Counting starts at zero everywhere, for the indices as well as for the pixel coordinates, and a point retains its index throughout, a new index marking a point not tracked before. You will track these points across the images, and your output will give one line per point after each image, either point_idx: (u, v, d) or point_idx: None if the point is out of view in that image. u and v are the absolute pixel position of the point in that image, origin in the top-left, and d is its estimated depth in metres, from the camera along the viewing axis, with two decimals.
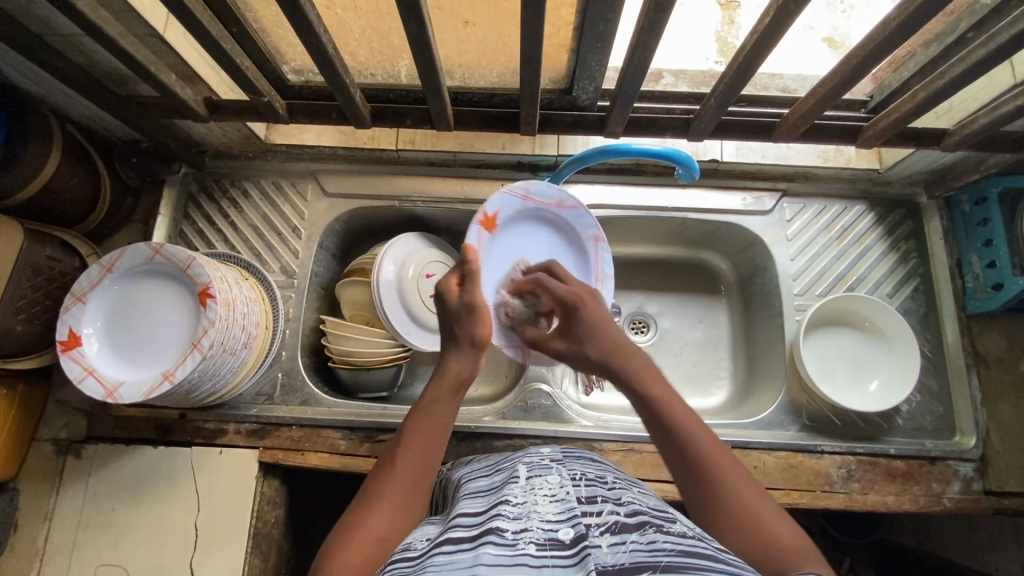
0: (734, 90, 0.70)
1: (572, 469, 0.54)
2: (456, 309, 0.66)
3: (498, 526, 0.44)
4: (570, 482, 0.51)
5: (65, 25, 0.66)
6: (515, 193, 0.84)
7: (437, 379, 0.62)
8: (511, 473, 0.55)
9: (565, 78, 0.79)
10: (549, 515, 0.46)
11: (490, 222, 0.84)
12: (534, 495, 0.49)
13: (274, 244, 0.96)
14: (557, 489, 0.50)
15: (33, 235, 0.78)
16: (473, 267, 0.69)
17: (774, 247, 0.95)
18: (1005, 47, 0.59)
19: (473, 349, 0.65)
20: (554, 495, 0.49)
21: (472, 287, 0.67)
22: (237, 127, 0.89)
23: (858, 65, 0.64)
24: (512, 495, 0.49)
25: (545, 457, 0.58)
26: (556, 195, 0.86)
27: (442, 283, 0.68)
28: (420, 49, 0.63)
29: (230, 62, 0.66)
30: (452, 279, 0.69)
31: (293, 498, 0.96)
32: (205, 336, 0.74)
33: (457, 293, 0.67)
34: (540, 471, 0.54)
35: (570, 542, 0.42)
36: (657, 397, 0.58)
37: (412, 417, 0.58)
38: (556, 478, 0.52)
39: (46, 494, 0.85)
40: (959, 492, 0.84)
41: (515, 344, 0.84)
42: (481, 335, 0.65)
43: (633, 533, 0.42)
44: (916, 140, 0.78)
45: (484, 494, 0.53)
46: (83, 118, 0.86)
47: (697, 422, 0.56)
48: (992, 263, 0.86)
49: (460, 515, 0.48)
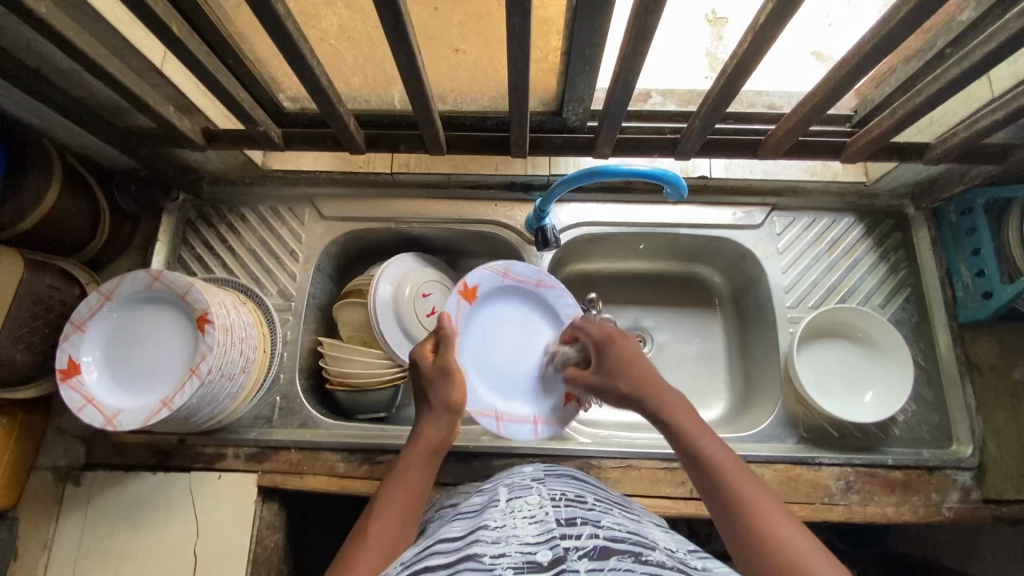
0: (719, 108, 0.72)
1: (552, 489, 0.56)
2: (432, 373, 0.70)
3: (476, 552, 0.45)
4: (550, 503, 0.52)
5: (65, 60, 0.68)
6: (495, 270, 0.88)
7: (410, 448, 0.65)
8: (493, 495, 0.56)
9: (554, 101, 0.81)
10: (528, 538, 0.46)
11: (470, 292, 0.87)
12: (513, 518, 0.50)
13: (271, 267, 0.97)
14: (537, 511, 0.51)
15: (33, 264, 0.79)
16: (448, 333, 0.72)
17: (766, 261, 0.96)
18: (979, 63, 0.61)
19: (447, 414, 0.69)
20: (533, 517, 0.50)
21: (446, 351, 0.71)
22: (234, 154, 0.91)
23: (838, 83, 0.66)
24: (491, 520, 0.50)
25: (526, 477, 0.60)
26: (535, 275, 0.90)
27: (419, 347, 0.73)
28: (411, 77, 0.65)
29: (226, 93, 0.68)
30: (427, 346, 0.74)
31: (293, 522, 0.95)
32: (203, 362, 0.75)
33: (431, 359, 0.72)
34: (520, 492, 0.56)
35: (547, 564, 0.42)
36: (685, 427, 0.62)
37: (389, 483, 0.62)
38: (535, 499, 0.54)
39: (46, 523, 0.85)
40: (959, 501, 0.84)
41: (490, 411, 0.83)
42: (455, 398, 0.69)
43: (611, 559, 0.43)
44: (899, 154, 0.80)
45: (464, 518, 0.53)
46: (83, 148, 0.88)
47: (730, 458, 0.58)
48: (980, 272, 0.88)
49: (438, 539, 0.49)
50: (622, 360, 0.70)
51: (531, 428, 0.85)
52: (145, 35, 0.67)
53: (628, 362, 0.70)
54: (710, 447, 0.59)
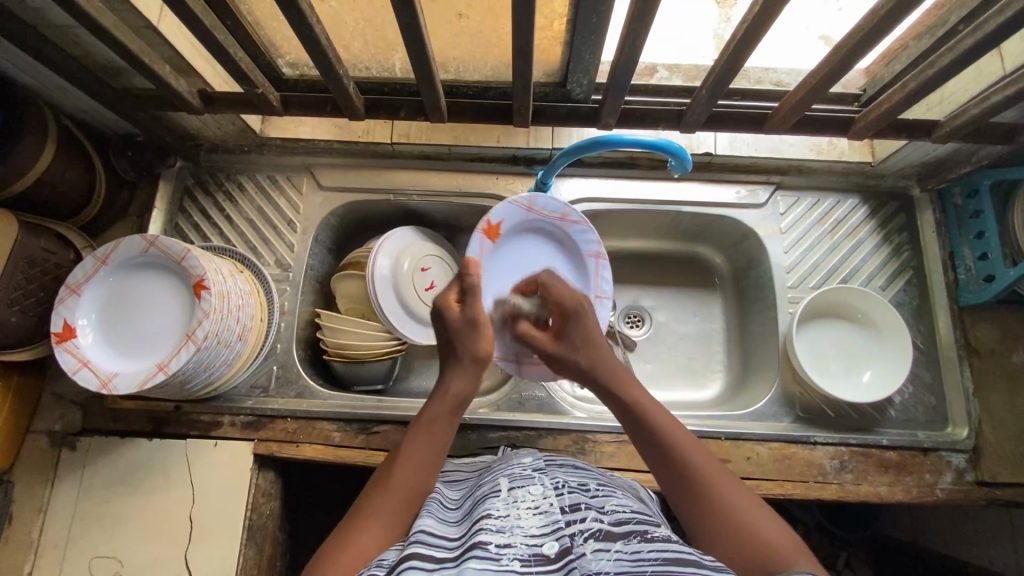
0: (725, 79, 0.70)
1: (554, 477, 0.56)
2: (459, 325, 0.69)
3: (483, 539, 0.45)
4: (553, 492, 0.53)
5: (60, 16, 0.66)
6: (519, 204, 0.88)
7: (435, 399, 0.65)
8: (493, 485, 0.56)
9: (558, 71, 0.79)
10: (532, 528, 0.48)
11: (492, 231, 0.87)
12: (517, 507, 0.51)
13: (269, 237, 0.96)
14: (541, 500, 0.51)
15: (27, 227, 0.78)
16: (473, 281, 0.72)
17: (768, 240, 0.95)
18: (993, 35, 0.60)
19: (472, 364, 0.68)
20: (537, 507, 0.51)
21: (473, 301, 0.71)
22: (232, 120, 0.89)
23: (848, 54, 0.65)
24: (494, 508, 0.50)
25: (528, 467, 0.59)
26: (560, 208, 0.88)
27: (440, 296, 0.72)
28: (413, 40, 0.63)
29: (224, 53, 0.66)
30: (451, 294, 0.73)
31: (289, 491, 0.95)
32: (199, 327, 0.74)
33: (456, 309, 0.71)
34: (522, 481, 0.55)
35: (555, 556, 0.44)
36: (644, 407, 0.62)
37: (413, 431, 0.62)
38: (538, 488, 0.54)
39: (41, 486, 0.85)
40: (951, 482, 0.84)
41: (512, 354, 0.86)
42: (481, 351, 0.68)
43: (617, 542, 0.45)
44: (907, 132, 0.78)
45: (466, 512, 0.53)
46: (78, 111, 0.86)
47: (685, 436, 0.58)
48: (984, 255, 0.87)
49: (444, 535, 0.49)
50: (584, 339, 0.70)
51: (550, 369, 0.87)
52: None
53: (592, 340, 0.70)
54: (670, 428, 0.59)
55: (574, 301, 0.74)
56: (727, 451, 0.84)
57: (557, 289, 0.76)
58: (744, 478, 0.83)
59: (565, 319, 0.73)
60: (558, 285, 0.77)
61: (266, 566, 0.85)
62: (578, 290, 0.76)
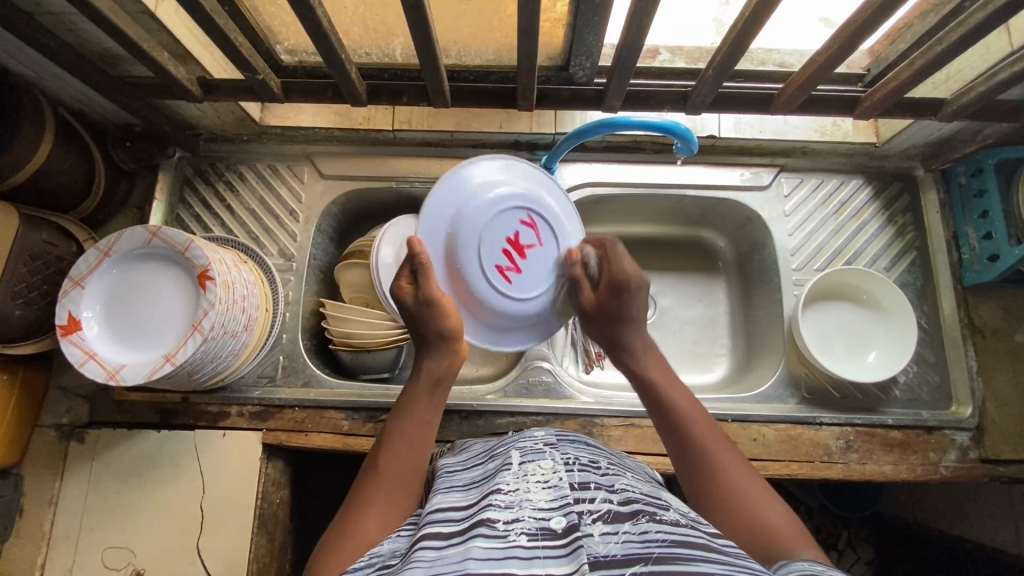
0: (731, 61, 0.70)
1: (565, 454, 0.56)
2: (415, 308, 0.67)
3: (490, 517, 0.46)
4: (563, 467, 0.53)
5: (55, 2, 0.64)
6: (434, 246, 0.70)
7: (415, 381, 0.67)
8: (505, 460, 0.57)
9: (561, 55, 0.79)
10: (542, 504, 0.48)
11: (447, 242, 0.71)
12: (527, 482, 0.51)
13: (272, 227, 0.95)
14: (550, 476, 0.52)
15: (28, 219, 0.78)
16: (423, 261, 0.66)
17: (773, 223, 0.95)
18: (1004, 9, 0.59)
19: (438, 344, 0.67)
20: (547, 483, 0.51)
21: (426, 282, 0.67)
22: (232, 109, 0.88)
23: (855, 32, 0.64)
24: (505, 483, 0.51)
25: (539, 441, 0.60)
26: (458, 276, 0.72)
27: (396, 287, 0.68)
28: (416, 22, 0.62)
29: (223, 37, 0.65)
30: (403, 277, 0.69)
31: (299, 480, 0.96)
32: (205, 318, 0.74)
33: (411, 292, 0.68)
34: (533, 456, 0.56)
35: (561, 532, 0.44)
36: (664, 387, 0.66)
37: (395, 418, 0.64)
38: (548, 464, 0.54)
39: (51, 479, 0.85)
40: (956, 460, 0.85)
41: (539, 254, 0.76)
42: (448, 328, 0.67)
43: (625, 523, 0.45)
44: (914, 111, 0.78)
45: (475, 484, 0.55)
46: (76, 102, 0.85)
47: (704, 419, 0.62)
48: (988, 235, 0.87)
49: (452, 506, 0.50)
50: (626, 314, 0.71)
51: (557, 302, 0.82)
52: None
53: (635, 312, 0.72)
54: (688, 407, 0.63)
55: (635, 278, 0.71)
56: (734, 432, 0.85)
57: (618, 261, 0.72)
58: (751, 459, 0.84)
59: (620, 293, 0.71)
60: (620, 255, 0.72)
61: (278, 554, 0.86)
62: (638, 264, 0.73)
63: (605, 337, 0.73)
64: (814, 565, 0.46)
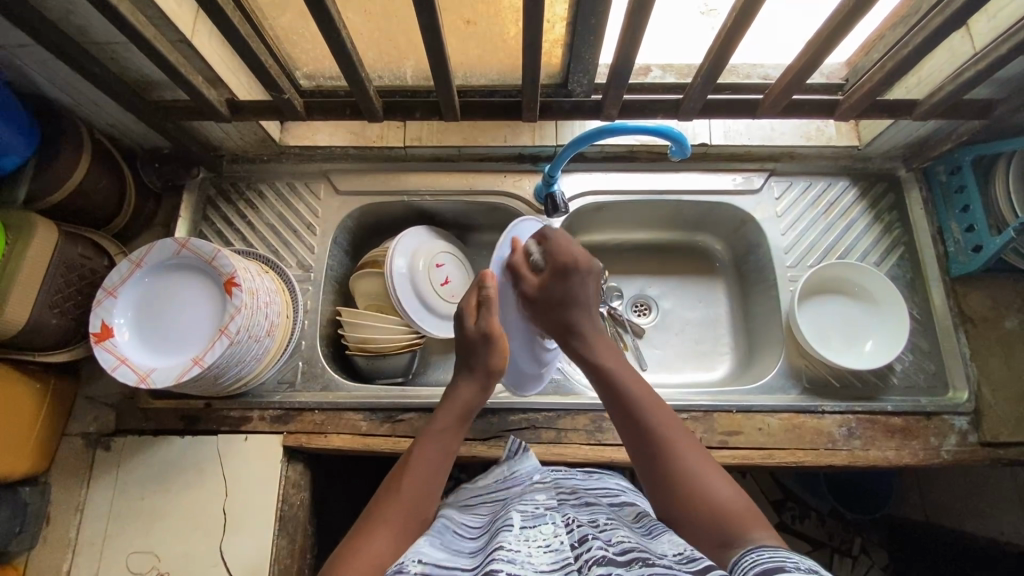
0: (715, 74, 0.77)
1: (564, 515, 0.60)
2: (474, 336, 0.76)
3: (495, 568, 0.49)
4: (563, 530, 0.56)
5: (102, 32, 0.71)
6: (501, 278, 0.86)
7: (447, 408, 0.72)
8: (506, 522, 0.60)
9: (560, 72, 0.86)
10: (542, 564, 0.51)
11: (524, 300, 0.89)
12: (528, 544, 0.54)
13: (290, 240, 1.00)
14: (551, 539, 0.55)
15: (66, 234, 0.82)
16: (490, 293, 0.78)
17: (766, 224, 1.00)
18: (961, 12, 0.65)
19: (485, 375, 0.75)
20: (548, 545, 0.54)
21: (488, 315, 0.77)
22: (254, 130, 0.95)
23: (829, 39, 0.70)
24: (507, 542, 0.54)
25: (540, 505, 0.63)
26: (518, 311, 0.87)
27: (463, 313, 0.78)
28: (431, 41, 0.68)
29: (254, 59, 0.71)
30: (471, 300, 0.79)
31: (318, 487, 0.98)
32: (232, 322, 0.78)
33: (473, 321, 0.77)
34: (533, 521, 0.59)
35: None
36: (604, 362, 0.73)
37: (422, 441, 0.68)
38: (549, 528, 0.57)
39: (78, 486, 0.87)
40: (956, 444, 0.87)
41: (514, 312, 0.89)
42: (495, 364, 0.75)
43: (620, 567, 0.48)
44: (890, 112, 0.84)
45: (480, 548, 0.57)
46: (110, 127, 0.91)
47: (645, 397, 0.68)
48: (970, 228, 0.91)
49: (458, 566, 0.53)
50: (573, 299, 0.78)
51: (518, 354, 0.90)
52: (178, 6, 0.70)
53: (584, 298, 0.78)
54: (628, 383, 0.69)
55: (578, 260, 0.78)
56: (739, 423, 0.88)
57: (562, 248, 0.79)
58: (757, 449, 0.87)
59: (565, 277, 0.78)
60: (563, 243, 0.80)
61: (299, 557, 0.87)
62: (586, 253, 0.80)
63: (553, 322, 0.78)
64: (774, 553, 0.48)
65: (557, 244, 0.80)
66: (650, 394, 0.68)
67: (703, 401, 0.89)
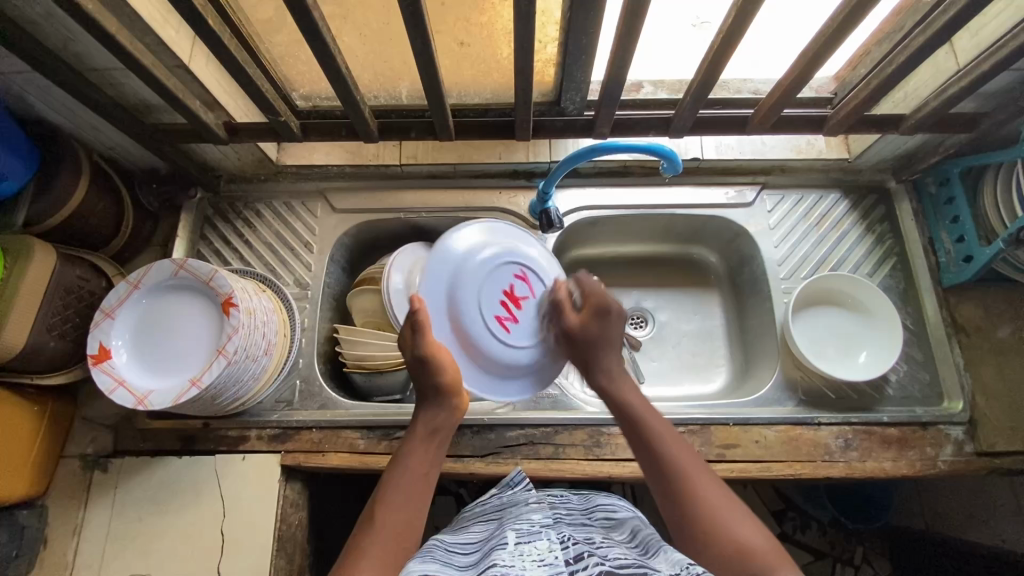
0: (703, 93, 0.79)
1: (560, 532, 0.59)
2: (413, 364, 0.73)
3: None
4: (558, 546, 0.55)
5: (100, 59, 0.72)
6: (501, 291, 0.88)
7: (413, 430, 0.71)
8: (500, 540, 0.59)
9: (553, 91, 0.87)
10: None
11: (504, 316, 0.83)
12: (522, 559, 0.53)
13: (288, 259, 1.01)
14: (545, 554, 0.54)
15: (64, 256, 0.83)
16: (421, 319, 0.73)
17: (759, 236, 1.01)
18: (943, 31, 0.67)
19: (436, 398, 0.73)
20: (542, 560, 0.53)
21: (420, 341, 0.73)
22: (251, 151, 0.96)
23: (815, 56, 0.72)
24: (501, 559, 0.53)
25: (535, 523, 0.62)
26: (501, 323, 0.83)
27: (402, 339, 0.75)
28: (425, 64, 0.69)
29: (251, 84, 0.72)
30: (407, 332, 0.75)
31: (317, 505, 0.97)
32: (230, 342, 0.79)
33: (411, 346, 0.74)
34: (528, 536, 0.58)
35: None
36: (633, 404, 0.70)
37: (394, 465, 0.67)
38: (544, 543, 0.56)
39: (75, 509, 0.87)
40: (953, 454, 0.87)
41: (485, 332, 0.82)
42: (443, 383, 0.72)
43: None
44: (877, 126, 0.85)
45: (473, 566, 0.56)
46: (109, 150, 0.92)
47: (670, 440, 0.65)
48: (960, 238, 0.92)
49: None
50: (606, 339, 0.76)
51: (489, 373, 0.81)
52: (177, 33, 0.72)
53: (612, 341, 0.76)
54: (656, 426, 0.66)
55: (615, 305, 0.77)
56: (736, 436, 0.88)
57: (598, 288, 0.78)
58: (755, 462, 0.87)
59: (602, 319, 0.76)
60: (600, 284, 0.79)
61: None
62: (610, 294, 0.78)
63: (579, 361, 0.77)
64: None
65: (589, 285, 0.79)
66: (677, 437, 0.65)
67: (700, 414, 0.90)
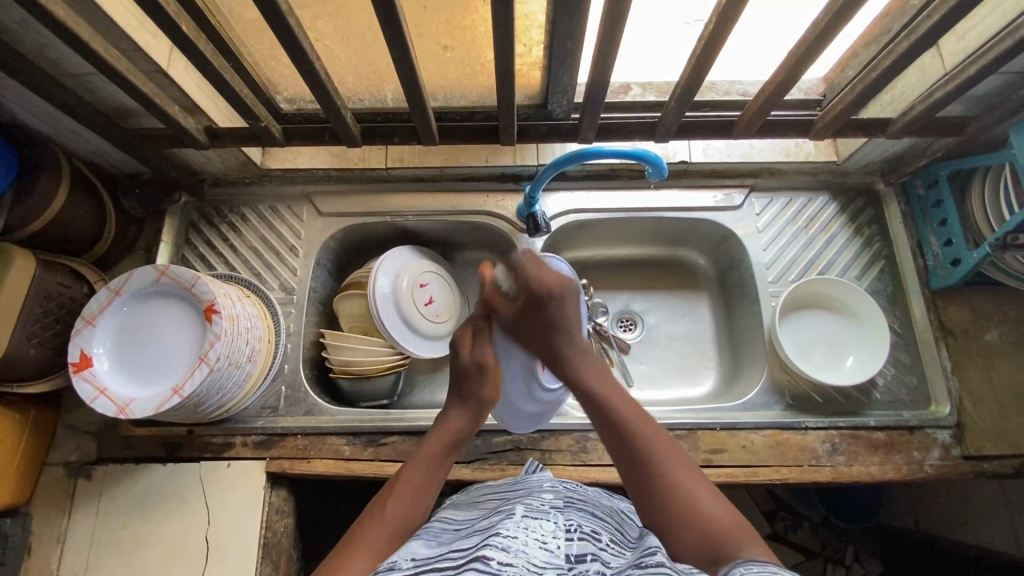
0: (687, 98, 0.78)
1: (569, 519, 0.57)
2: (469, 369, 0.73)
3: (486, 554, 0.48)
4: (563, 533, 0.54)
5: (76, 65, 0.71)
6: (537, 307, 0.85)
7: (435, 434, 0.70)
8: (509, 512, 0.58)
9: (539, 94, 0.86)
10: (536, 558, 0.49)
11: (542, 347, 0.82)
12: (526, 533, 0.52)
13: (273, 263, 1.00)
14: (548, 536, 0.53)
15: (45, 263, 0.82)
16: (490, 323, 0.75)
17: (747, 240, 1.00)
18: (927, 36, 0.66)
19: (477, 408, 0.73)
20: (544, 541, 0.52)
21: (483, 346, 0.75)
22: (234, 155, 0.95)
23: (800, 60, 0.71)
24: (504, 529, 0.53)
25: (547, 503, 0.61)
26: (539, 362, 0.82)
27: (458, 340, 0.76)
28: (404, 70, 0.69)
29: (229, 89, 0.71)
30: (466, 333, 0.77)
31: (304, 511, 0.97)
32: (211, 349, 0.78)
33: (467, 353, 0.75)
34: (537, 514, 0.57)
35: None
36: (594, 383, 0.68)
37: (409, 464, 0.66)
38: (550, 525, 0.55)
39: (59, 517, 0.87)
40: (939, 458, 0.87)
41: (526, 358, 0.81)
42: (487, 395, 0.73)
43: None
44: (864, 130, 0.85)
45: (478, 531, 0.56)
46: (90, 155, 0.91)
47: (635, 418, 0.64)
48: (949, 241, 0.92)
49: (451, 546, 0.53)
50: (562, 324, 0.72)
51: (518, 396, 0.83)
52: (154, 39, 0.71)
53: (568, 320, 0.73)
54: (619, 405, 0.65)
55: (556, 284, 0.74)
56: (723, 440, 0.88)
57: (530, 271, 0.74)
58: (742, 467, 0.87)
59: (542, 304, 0.73)
60: (535, 266, 0.75)
61: None
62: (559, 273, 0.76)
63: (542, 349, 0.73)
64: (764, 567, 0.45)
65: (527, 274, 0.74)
66: (642, 414, 0.64)
67: (687, 419, 0.89)
